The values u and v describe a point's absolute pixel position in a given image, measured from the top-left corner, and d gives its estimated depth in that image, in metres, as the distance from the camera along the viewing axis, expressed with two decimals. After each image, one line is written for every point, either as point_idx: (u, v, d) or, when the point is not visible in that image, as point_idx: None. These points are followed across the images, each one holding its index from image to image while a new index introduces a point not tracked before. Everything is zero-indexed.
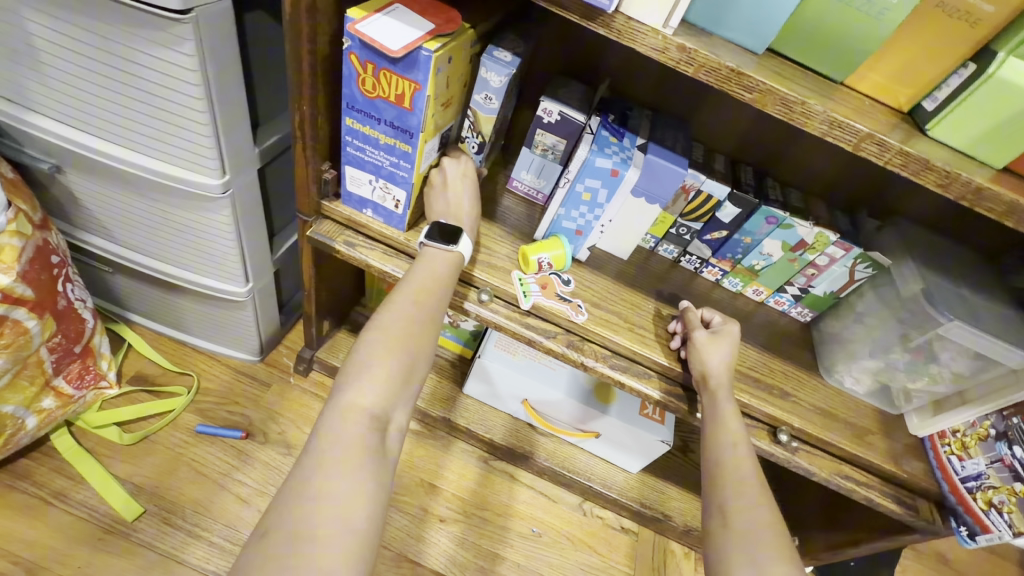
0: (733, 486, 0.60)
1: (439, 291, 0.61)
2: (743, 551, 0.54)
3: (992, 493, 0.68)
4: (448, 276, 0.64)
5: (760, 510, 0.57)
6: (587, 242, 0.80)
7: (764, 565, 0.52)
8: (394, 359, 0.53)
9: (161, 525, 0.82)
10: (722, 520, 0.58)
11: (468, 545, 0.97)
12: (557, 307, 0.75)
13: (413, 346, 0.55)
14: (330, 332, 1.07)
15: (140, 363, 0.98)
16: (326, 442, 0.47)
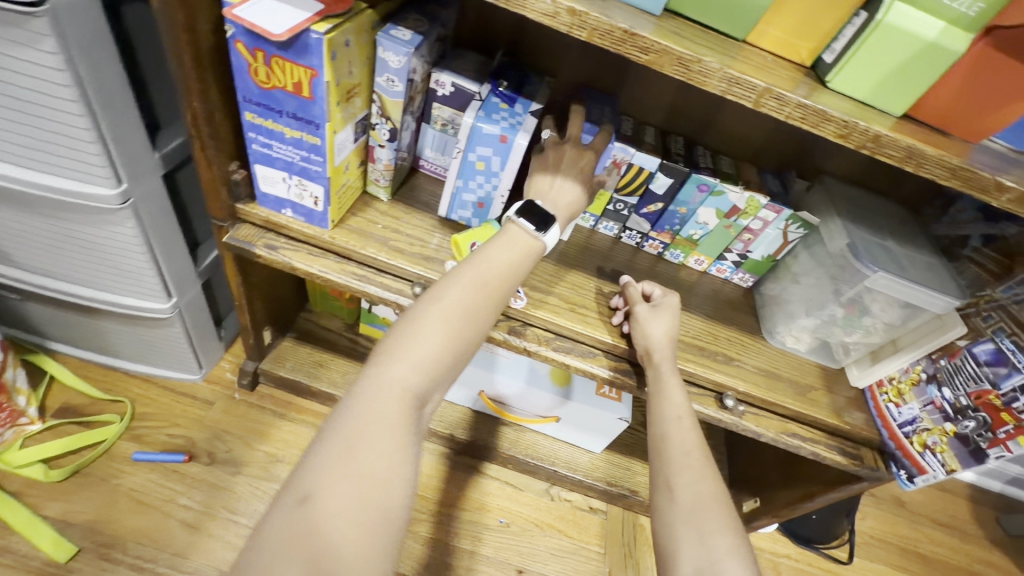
0: (680, 460, 0.60)
1: (509, 276, 0.58)
2: (688, 525, 0.54)
3: (926, 435, 0.71)
4: (512, 269, 0.58)
5: (706, 483, 0.57)
6: (491, 214, 0.76)
7: (706, 530, 0.53)
8: (441, 352, 0.50)
9: (101, 562, 0.77)
10: (668, 495, 0.57)
11: (435, 544, 0.95)
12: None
13: (464, 337, 0.52)
14: (274, 343, 1.02)
15: (66, 394, 0.92)
16: (337, 439, 0.45)
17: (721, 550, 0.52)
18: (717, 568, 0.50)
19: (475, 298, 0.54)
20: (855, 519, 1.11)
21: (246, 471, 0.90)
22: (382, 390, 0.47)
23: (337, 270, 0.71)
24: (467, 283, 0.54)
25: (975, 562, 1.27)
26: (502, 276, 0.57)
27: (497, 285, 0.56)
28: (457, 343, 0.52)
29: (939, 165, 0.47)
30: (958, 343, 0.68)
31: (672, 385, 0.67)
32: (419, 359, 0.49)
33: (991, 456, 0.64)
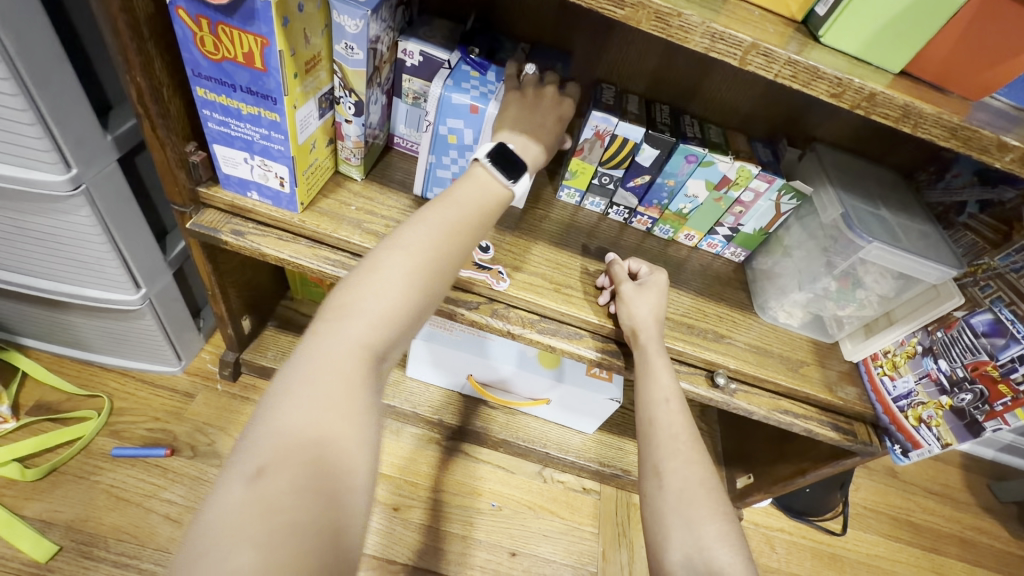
0: (668, 445, 0.58)
1: (476, 227, 0.54)
2: (678, 511, 0.52)
3: (921, 409, 0.69)
4: (478, 213, 0.54)
5: (694, 468, 0.56)
6: None
7: (694, 519, 0.52)
8: (405, 307, 0.46)
9: (81, 559, 0.76)
10: (657, 480, 0.56)
11: (426, 530, 0.94)
12: (476, 277, 0.71)
13: (428, 292, 0.48)
14: (255, 332, 1.00)
15: (40, 390, 0.89)
16: (292, 404, 0.40)
17: (709, 537, 0.50)
18: (707, 554, 0.49)
19: (439, 244, 0.50)
20: (848, 491, 1.11)
21: None
22: (343, 350, 0.43)
23: (309, 255, 0.68)
24: (429, 230, 0.50)
25: (967, 530, 1.28)
26: (468, 225, 0.53)
27: (461, 235, 0.52)
28: (421, 297, 0.48)
29: (937, 125, 0.44)
30: (954, 313, 0.66)
31: (660, 367, 0.65)
32: (382, 312, 0.45)
33: (986, 429, 0.63)
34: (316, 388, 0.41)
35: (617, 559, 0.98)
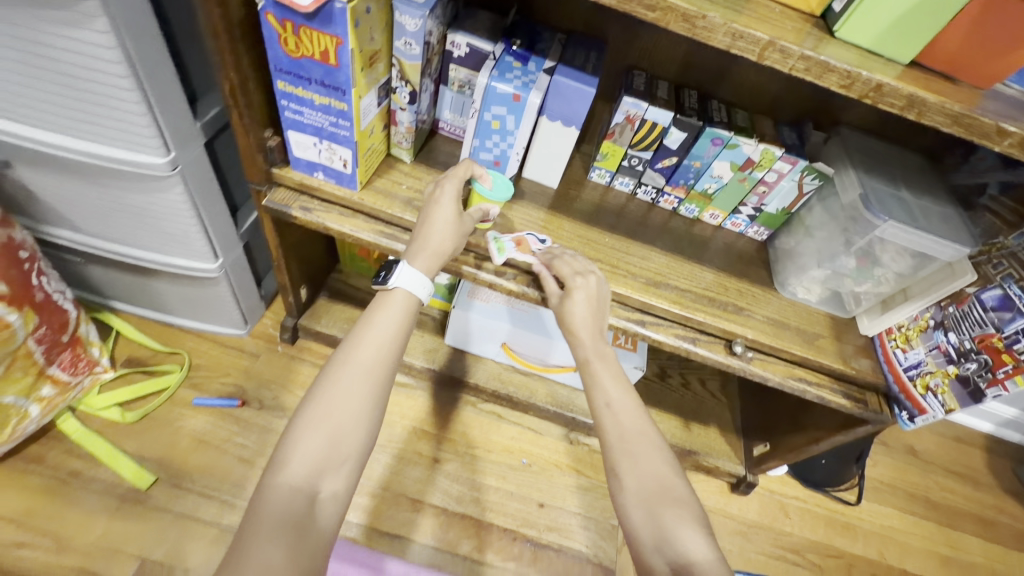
0: (624, 448, 0.63)
1: (385, 344, 0.61)
2: (644, 508, 0.59)
3: (929, 378, 0.73)
4: (398, 334, 0.63)
5: (646, 467, 0.61)
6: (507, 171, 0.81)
7: (659, 511, 0.58)
8: (322, 432, 0.55)
9: (173, 489, 0.88)
10: (618, 483, 0.61)
11: (465, 481, 1.04)
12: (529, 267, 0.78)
13: (343, 418, 0.56)
14: (310, 301, 1.10)
15: (131, 347, 1.02)
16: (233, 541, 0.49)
17: (670, 525, 0.57)
18: (674, 544, 0.56)
19: (361, 376, 0.59)
20: (864, 465, 1.17)
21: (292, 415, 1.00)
22: (285, 488, 0.52)
23: (367, 230, 0.76)
24: (342, 361, 0.59)
25: (986, 509, 1.30)
26: (373, 345, 0.61)
27: (368, 353, 0.60)
28: (338, 420, 0.56)
29: (941, 113, 0.48)
30: (967, 290, 0.69)
31: (609, 386, 0.67)
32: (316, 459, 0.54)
33: (988, 395, 0.67)
34: (261, 538, 0.48)
35: None
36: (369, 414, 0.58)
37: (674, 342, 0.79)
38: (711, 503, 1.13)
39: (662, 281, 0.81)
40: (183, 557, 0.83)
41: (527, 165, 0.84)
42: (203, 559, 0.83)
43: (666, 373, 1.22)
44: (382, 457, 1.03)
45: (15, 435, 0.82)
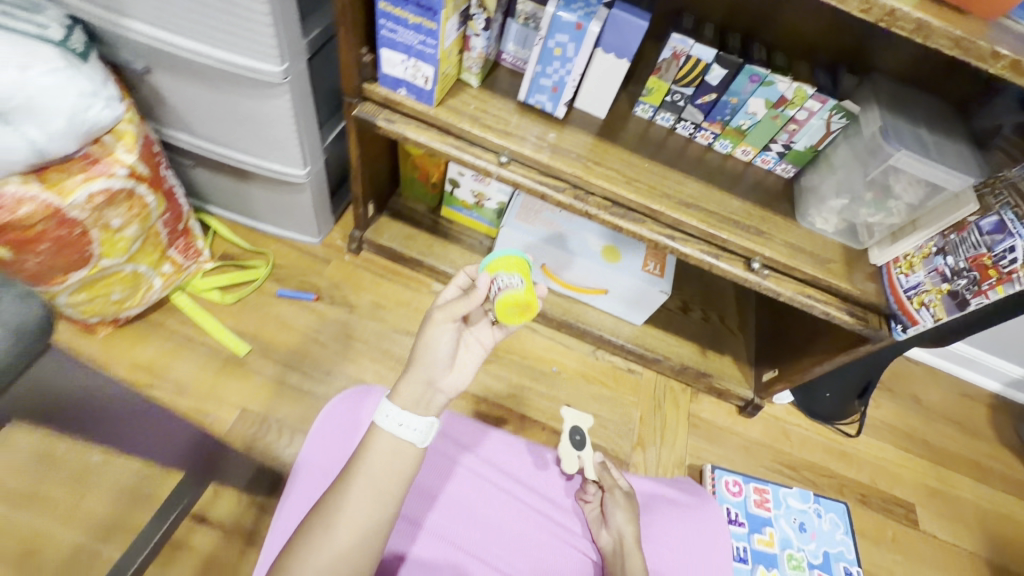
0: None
1: (395, 472, 0.61)
2: None
3: (924, 295, 0.83)
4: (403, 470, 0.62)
5: None
6: (563, 98, 0.89)
7: None
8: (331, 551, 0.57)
9: (263, 358, 1.06)
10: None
11: (502, 379, 1.19)
12: (592, 462, 0.85)
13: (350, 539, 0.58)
14: (374, 217, 1.24)
15: (225, 245, 1.19)
16: None
17: None
18: None
19: (362, 516, 0.59)
20: (867, 403, 1.25)
21: (356, 311, 1.17)
22: None
23: (440, 140, 0.89)
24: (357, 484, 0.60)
25: (981, 456, 1.36)
26: (384, 474, 0.61)
27: (379, 480, 0.60)
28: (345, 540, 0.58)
29: (945, 37, 0.57)
30: (967, 218, 0.78)
31: (630, 537, 0.77)
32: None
33: (973, 305, 0.77)
34: None
35: (652, 422, 1.21)
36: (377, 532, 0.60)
37: (699, 255, 0.90)
38: (719, 421, 1.26)
39: (693, 203, 0.91)
40: (273, 410, 1.01)
41: (579, 96, 0.94)
42: (288, 413, 1.01)
43: (688, 307, 1.32)
44: None
45: (142, 301, 1.00)
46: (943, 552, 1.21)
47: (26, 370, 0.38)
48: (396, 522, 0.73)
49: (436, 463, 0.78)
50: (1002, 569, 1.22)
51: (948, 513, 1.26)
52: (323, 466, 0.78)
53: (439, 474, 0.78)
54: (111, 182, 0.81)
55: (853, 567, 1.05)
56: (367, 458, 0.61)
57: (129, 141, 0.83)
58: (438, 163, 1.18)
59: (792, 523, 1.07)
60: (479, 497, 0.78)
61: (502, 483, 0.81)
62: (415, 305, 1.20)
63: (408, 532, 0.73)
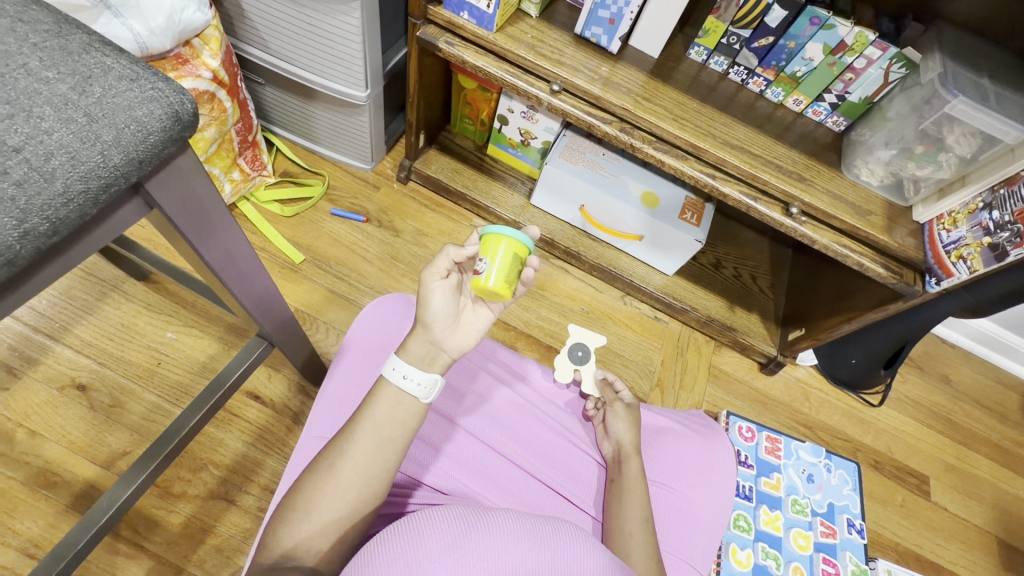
0: (619, 491, 0.74)
1: (405, 421, 0.59)
2: (620, 526, 0.69)
3: (963, 249, 0.83)
4: (411, 420, 0.59)
5: (633, 503, 0.71)
6: (618, 31, 0.91)
7: (630, 530, 0.68)
8: (341, 492, 0.55)
9: (316, 268, 1.16)
10: (616, 500, 0.73)
11: (531, 312, 1.25)
12: (591, 377, 0.91)
13: (362, 483, 0.56)
14: (423, 149, 1.30)
15: (285, 164, 1.28)
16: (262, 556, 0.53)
17: (631, 528, 0.68)
18: (626, 547, 0.67)
19: (373, 459, 0.56)
20: (894, 376, 1.19)
21: (401, 235, 1.25)
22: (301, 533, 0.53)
23: (496, 66, 0.93)
24: (366, 430, 0.57)
25: (1005, 440, 1.34)
26: (394, 422, 0.58)
27: (388, 426, 0.58)
28: (355, 483, 0.55)
29: None
30: (1020, 173, 0.77)
31: (629, 443, 0.79)
32: (314, 542, 0.53)
33: (1011, 256, 0.77)
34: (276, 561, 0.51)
35: (672, 367, 1.26)
36: (386, 479, 0.57)
37: (737, 196, 0.93)
38: (739, 375, 1.29)
39: (737, 145, 0.93)
40: (322, 314, 1.12)
41: (634, 33, 0.96)
42: (337, 319, 1.12)
43: (721, 264, 1.34)
44: None
45: None
46: (951, 523, 1.22)
47: (165, 167, 0.46)
48: (430, 413, 0.74)
49: (467, 366, 0.80)
50: (1011, 548, 1.22)
51: (961, 488, 1.26)
52: (369, 345, 0.80)
53: (471, 373, 0.80)
54: (197, 82, 0.90)
55: (856, 520, 1.07)
56: (373, 403, 0.58)
57: (214, 46, 0.91)
58: (488, 99, 1.21)
59: (801, 473, 1.10)
60: (506, 405, 0.79)
61: (534, 400, 0.82)
62: (455, 235, 1.28)
63: (441, 425, 0.74)
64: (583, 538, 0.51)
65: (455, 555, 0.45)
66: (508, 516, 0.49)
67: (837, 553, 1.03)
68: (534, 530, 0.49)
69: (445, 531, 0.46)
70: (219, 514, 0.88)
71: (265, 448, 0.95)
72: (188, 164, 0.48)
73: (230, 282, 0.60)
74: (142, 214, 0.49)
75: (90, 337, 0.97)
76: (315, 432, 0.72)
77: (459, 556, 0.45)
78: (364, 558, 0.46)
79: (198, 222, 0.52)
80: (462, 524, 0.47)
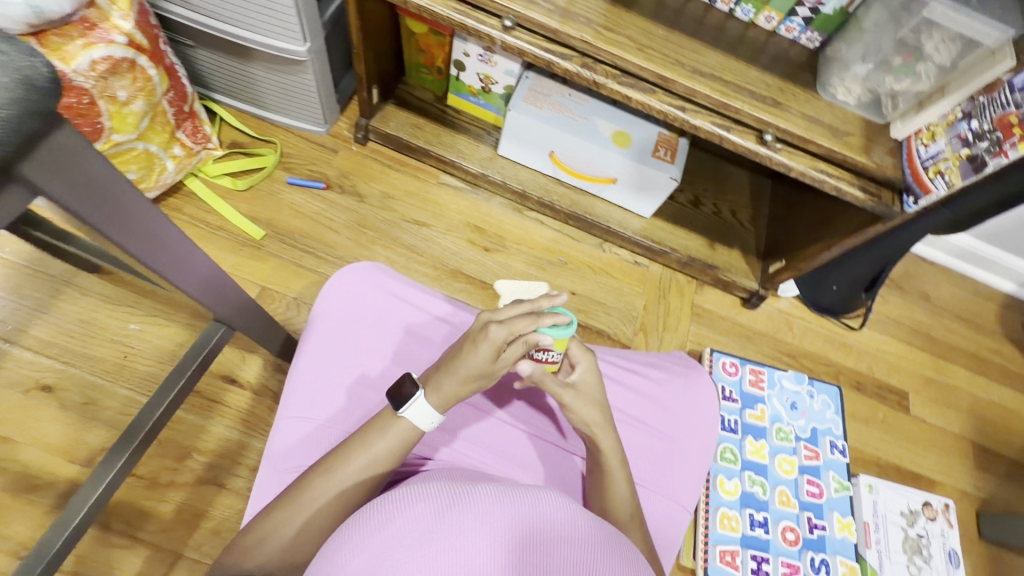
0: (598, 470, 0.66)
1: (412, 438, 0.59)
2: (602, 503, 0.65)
3: (941, 163, 0.81)
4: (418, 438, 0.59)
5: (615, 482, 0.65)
6: None
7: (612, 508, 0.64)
8: (341, 494, 0.56)
9: (280, 243, 1.11)
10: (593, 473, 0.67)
11: (509, 268, 1.21)
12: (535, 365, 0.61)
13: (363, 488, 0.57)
14: (380, 105, 1.22)
15: (233, 133, 1.20)
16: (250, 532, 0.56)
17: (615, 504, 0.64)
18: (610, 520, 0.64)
19: (377, 470, 0.58)
20: (874, 298, 1.21)
21: (366, 201, 1.19)
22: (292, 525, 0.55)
23: (441, 4, 0.85)
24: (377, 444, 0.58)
25: (982, 350, 1.37)
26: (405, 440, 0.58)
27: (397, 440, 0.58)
28: (355, 488, 0.57)
29: None
30: (1002, 77, 0.74)
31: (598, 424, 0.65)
32: (303, 534, 0.55)
33: (989, 166, 0.75)
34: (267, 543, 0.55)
35: (655, 310, 1.25)
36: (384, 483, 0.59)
37: (709, 128, 0.88)
38: (722, 312, 1.28)
39: (707, 72, 0.87)
40: (292, 289, 1.08)
41: None
42: (308, 293, 1.09)
43: (700, 201, 1.30)
44: (440, 239, 1.20)
45: (159, 183, 1.05)
46: (930, 433, 1.27)
47: (42, 151, 0.39)
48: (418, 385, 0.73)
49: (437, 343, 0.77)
50: (987, 451, 1.28)
51: (939, 400, 1.30)
52: (337, 320, 0.76)
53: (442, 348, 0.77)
54: (112, 49, 0.82)
55: (838, 441, 1.10)
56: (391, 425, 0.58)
57: (125, 6, 0.83)
58: (442, 44, 1.12)
59: (785, 402, 1.13)
60: None
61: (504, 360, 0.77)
62: (423, 195, 1.23)
63: None
64: (571, 519, 0.49)
65: (429, 543, 0.42)
66: (489, 496, 0.47)
67: (821, 473, 1.07)
68: (517, 512, 0.46)
69: (418, 516, 0.44)
70: (210, 498, 0.88)
71: (249, 430, 0.94)
72: (77, 147, 0.41)
73: (157, 267, 0.55)
74: (30, 201, 0.42)
75: (49, 336, 0.91)
76: (291, 412, 0.70)
77: (433, 543, 0.42)
78: (338, 547, 0.45)
79: (109, 211, 0.47)
80: (438, 507, 0.45)
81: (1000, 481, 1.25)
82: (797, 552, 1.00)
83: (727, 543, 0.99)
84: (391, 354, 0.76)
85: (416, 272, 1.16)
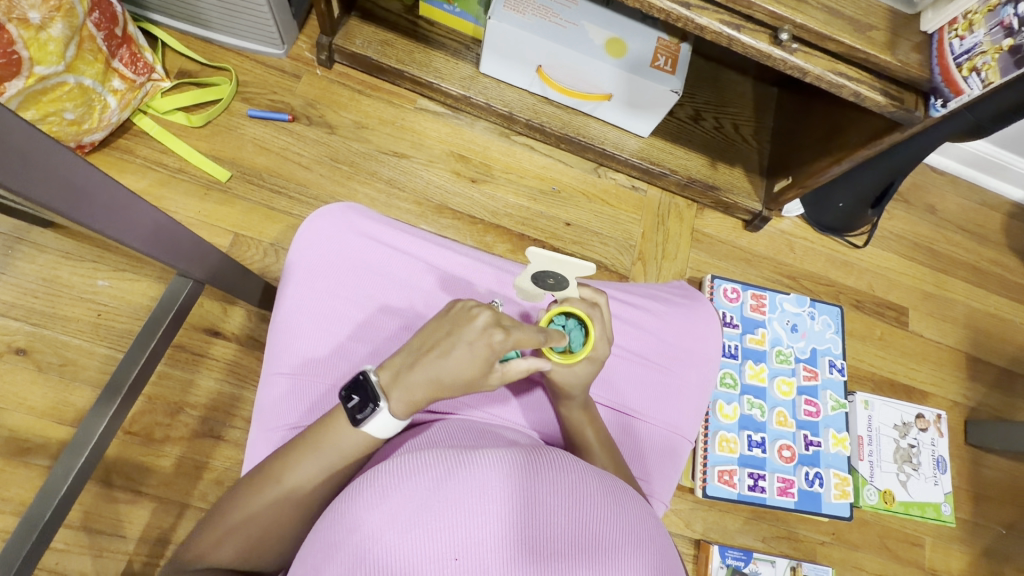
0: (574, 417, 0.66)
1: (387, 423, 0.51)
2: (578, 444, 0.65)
3: (978, 59, 0.72)
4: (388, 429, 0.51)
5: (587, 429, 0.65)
6: None
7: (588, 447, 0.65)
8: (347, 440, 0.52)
9: (248, 184, 1.02)
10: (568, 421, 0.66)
11: (498, 200, 1.14)
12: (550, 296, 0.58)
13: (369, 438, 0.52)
14: (341, 19, 1.07)
15: (179, 61, 1.06)
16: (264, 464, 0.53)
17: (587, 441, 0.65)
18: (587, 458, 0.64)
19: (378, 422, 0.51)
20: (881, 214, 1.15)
21: (337, 133, 1.09)
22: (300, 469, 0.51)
23: None
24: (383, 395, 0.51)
25: (984, 261, 1.34)
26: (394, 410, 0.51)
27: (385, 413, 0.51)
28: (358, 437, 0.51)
29: None
30: None
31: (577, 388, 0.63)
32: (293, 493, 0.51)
33: None
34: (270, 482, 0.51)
35: (654, 238, 1.20)
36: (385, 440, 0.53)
37: (716, 28, 0.77)
38: (723, 236, 1.23)
39: None
40: (267, 235, 1.01)
41: None
42: (285, 238, 1.02)
43: (701, 116, 1.20)
44: (422, 171, 1.11)
45: (103, 124, 0.94)
46: (926, 347, 1.27)
47: None
48: None
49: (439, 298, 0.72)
50: (981, 361, 1.29)
51: (938, 314, 1.29)
52: (318, 269, 0.70)
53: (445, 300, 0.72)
54: None
55: (837, 360, 1.10)
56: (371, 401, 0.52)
57: None
58: None
59: (785, 324, 1.11)
60: None
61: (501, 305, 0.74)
62: (400, 124, 1.12)
63: None
64: (577, 481, 0.47)
65: (422, 524, 0.40)
66: (489, 466, 0.43)
67: (818, 393, 1.08)
68: (518, 483, 0.44)
69: (413, 492, 0.42)
70: (209, 450, 0.88)
71: (239, 382, 0.91)
72: None
73: (82, 216, 0.47)
74: None
75: None
76: (277, 366, 0.67)
77: (426, 524, 0.40)
78: (333, 525, 0.43)
79: None
80: (433, 479, 0.42)
81: (989, 388, 1.28)
82: (792, 467, 1.03)
83: (725, 464, 1.01)
84: (374, 303, 0.70)
85: (398, 208, 1.08)
